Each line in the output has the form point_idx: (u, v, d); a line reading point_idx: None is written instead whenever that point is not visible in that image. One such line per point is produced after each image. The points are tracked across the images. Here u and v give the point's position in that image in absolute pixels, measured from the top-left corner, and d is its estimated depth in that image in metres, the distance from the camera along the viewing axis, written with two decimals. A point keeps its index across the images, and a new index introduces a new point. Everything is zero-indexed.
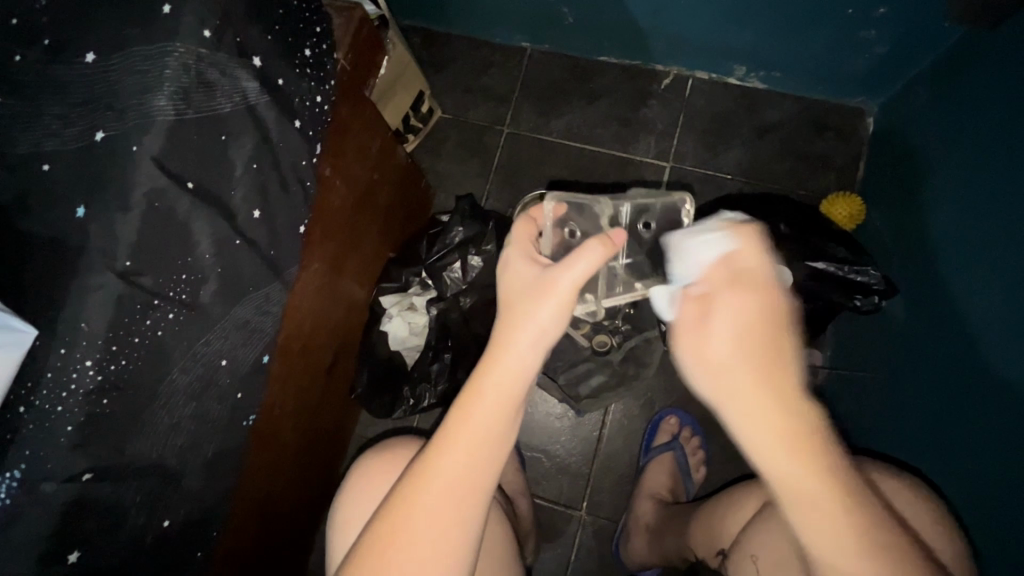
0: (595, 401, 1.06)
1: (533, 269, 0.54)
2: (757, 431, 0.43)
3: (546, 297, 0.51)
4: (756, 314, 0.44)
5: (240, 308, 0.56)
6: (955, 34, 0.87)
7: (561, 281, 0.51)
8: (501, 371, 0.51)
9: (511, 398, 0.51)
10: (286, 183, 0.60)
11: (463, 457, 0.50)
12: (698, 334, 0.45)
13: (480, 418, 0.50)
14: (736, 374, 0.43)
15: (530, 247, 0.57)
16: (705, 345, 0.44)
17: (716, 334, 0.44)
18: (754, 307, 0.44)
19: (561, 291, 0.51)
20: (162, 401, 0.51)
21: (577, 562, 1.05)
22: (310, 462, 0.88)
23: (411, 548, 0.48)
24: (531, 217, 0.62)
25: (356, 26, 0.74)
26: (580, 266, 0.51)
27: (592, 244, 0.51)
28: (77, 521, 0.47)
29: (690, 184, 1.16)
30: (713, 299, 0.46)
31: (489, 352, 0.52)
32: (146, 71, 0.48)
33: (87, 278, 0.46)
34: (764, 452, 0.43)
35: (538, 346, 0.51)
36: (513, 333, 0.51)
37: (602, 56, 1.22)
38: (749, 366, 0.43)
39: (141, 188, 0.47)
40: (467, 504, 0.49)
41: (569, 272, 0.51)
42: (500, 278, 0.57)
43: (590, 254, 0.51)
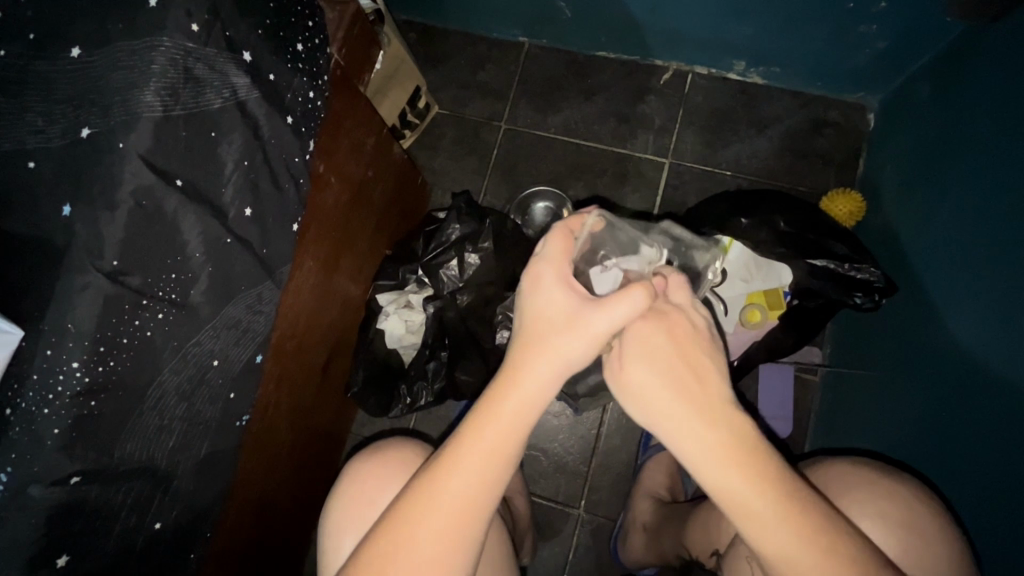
0: (591, 400, 1.06)
1: (566, 294, 0.50)
2: (682, 449, 0.46)
3: (578, 338, 0.48)
4: (662, 342, 0.48)
5: (231, 308, 0.55)
6: (955, 29, 0.87)
7: (597, 324, 0.47)
8: (518, 395, 0.49)
9: (524, 424, 0.49)
10: (278, 181, 0.59)
11: (471, 480, 0.49)
12: (626, 368, 0.49)
13: (491, 442, 0.49)
14: (654, 400, 0.47)
15: (564, 267, 0.51)
16: (633, 376, 0.48)
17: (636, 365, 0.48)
18: (660, 336, 0.48)
19: (595, 334, 0.47)
20: (151, 402, 0.50)
21: (575, 561, 1.05)
22: (306, 462, 0.88)
23: (412, 565, 0.47)
24: (568, 228, 0.54)
25: (349, 20, 0.73)
26: (620, 312, 0.47)
27: (636, 290, 0.47)
28: (65, 525, 0.46)
29: (688, 181, 1.15)
30: (624, 332, 0.50)
31: (504, 375, 0.50)
32: (132, 67, 0.47)
33: (72, 277, 0.45)
34: (696, 467, 0.46)
35: (557, 374, 0.49)
36: (532, 357, 0.49)
37: (600, 52, 1.20)
38: (662, 391, 0.47)
39: (128, 186, 0.46)
40: (471, 522, 0.49)
41: (609, 319, 0.47)
42: (523, 294, 0.52)
43: (635, 305, 0.46)
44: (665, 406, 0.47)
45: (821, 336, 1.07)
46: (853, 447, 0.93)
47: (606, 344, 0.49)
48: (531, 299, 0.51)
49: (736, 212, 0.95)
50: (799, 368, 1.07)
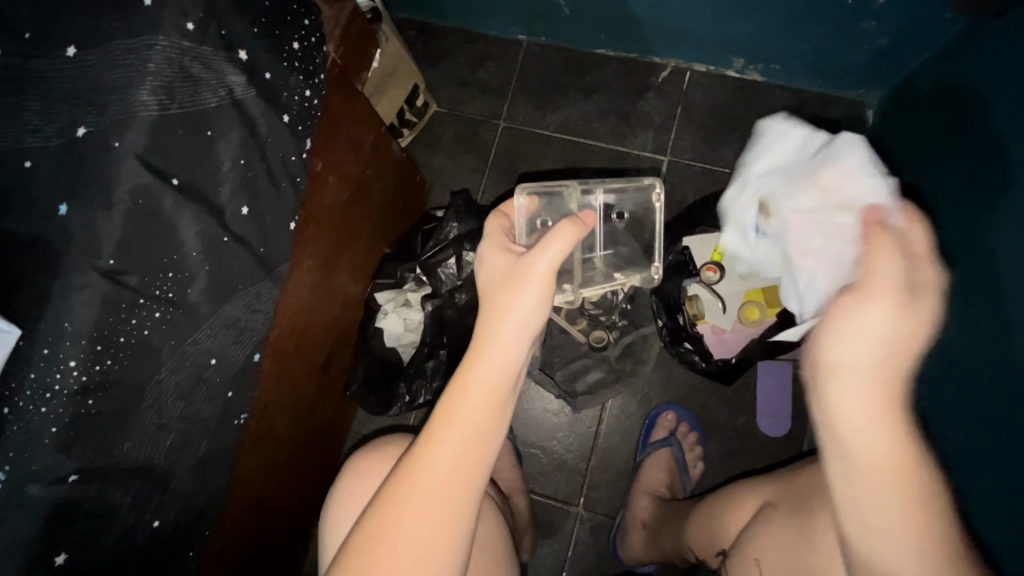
0: (591, 398, 1.06)
1: (507, 256, 0.56)
2: (880, 431, 0.42)
3: (523, 285, 0.52)
4: (908, 318, 0.43)
5: (229, 307, 0.56)
6: (955, 26, 0.86)
7: (536, 266, 0.52)
8: (485, 363, 0.51)
9: (498, 390, 0.51)
10: (275, 179, 0.59)
11: (450, 451, 0.50)
12: (868, 302, 0.43)
13: (466, 411, 0.50)
14: (876, 367, 0.42)
15: (502, 238, 0.59)
16: (868, 313, 0.43)
17: (871, 326, 0.42)
18: (906, 312, 0.43)
19: (537, 276, 0.52)
20: (149, 401, 0.50)
21: (575, 557, 1.05)
22: (305, 460, 0.88)
23: (397, 549, 0.47)
24: (502, 211, 0.63)
25: (347, 17, 0.73)
26: (554, 250, 0.52)
27: (564, 226, 0.52)
28: (64, 524, 0.46)
29: (688, 179, 1.15)
30: (869, 294, 0.44)
31: (474, 345, 0.53)
32: (128, 66, 0.47)
33: (70, 276, 0.45)
34: (880, 448, 0.42)
35: (522, 334, 0.52)
36: (495, 326, 0.52)
37: (599, 49, 1.20)
38: (886, 362, 0.42)
39: (124, 185, 0.46)
40: (454, 503, 0.49)
41: (543, 257, 0.52)
42: (479, 270, 0.58)
43: (562, 237, 0.51)
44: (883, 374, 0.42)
45: None
46: None
47: (552, 282, 0.53)
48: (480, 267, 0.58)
49: None
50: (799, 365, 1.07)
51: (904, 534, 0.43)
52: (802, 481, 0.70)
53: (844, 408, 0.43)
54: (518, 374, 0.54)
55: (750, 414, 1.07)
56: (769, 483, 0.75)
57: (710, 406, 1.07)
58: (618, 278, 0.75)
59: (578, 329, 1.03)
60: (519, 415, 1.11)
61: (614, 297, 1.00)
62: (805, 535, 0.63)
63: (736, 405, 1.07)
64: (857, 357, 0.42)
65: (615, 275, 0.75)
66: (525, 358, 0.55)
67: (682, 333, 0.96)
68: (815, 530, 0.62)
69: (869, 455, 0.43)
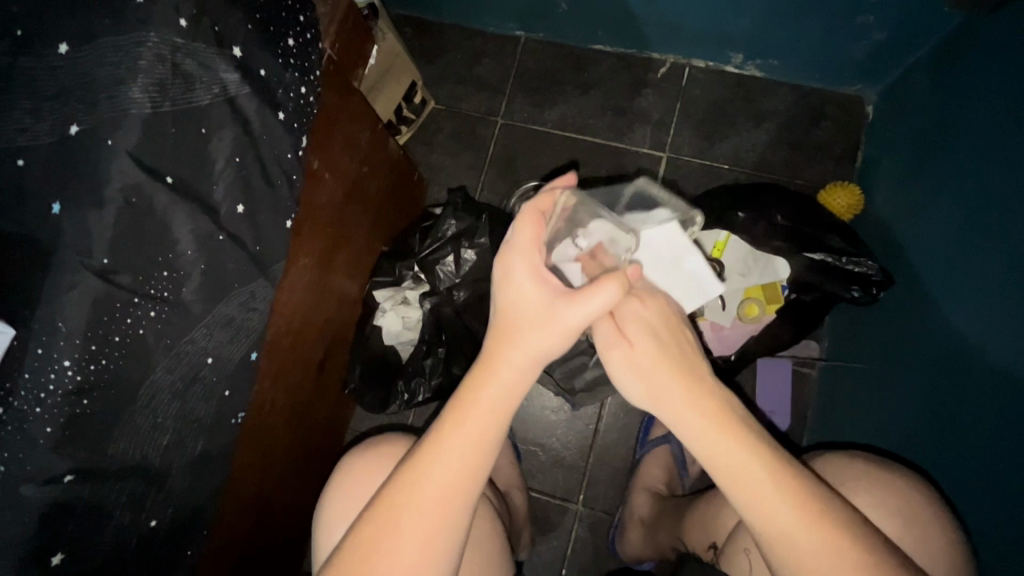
0: (590, 395, 1.05)
1: (540, 290, 0.51)
2: (687, 410, 0.52)
3: (550, 328, 0.51)
4: (651, 321, 0.56)
5: (223, 306, 0.55)
6: (955, 20, 0.86)
7: (572, 316, 0.50)
8: (496, 383, 0.52)
9: (504, 409, 0.52)
10: (270, 177, 0.58)
11: (453, 466, 0.50)
12: (610, 355, 0.56)
13: (473, 428, 0.51)
14: (652, 368, 0.54)
15: (535, 257, 0.52)
16: (615, 364, 0.56)
17: (618, 368, 0.56)
18: (652, 315, 0.56)
19: (569, 325, 0.51)
20: (143, 401, 0.50)
21: (574, 554, 1.05)
22: (303, 458, 0.88)
23: (394, 559, 0.48)
24: (538, 211, 0.53)
25: (342, 14, 0.73)
26: (596, 304, 0.50)
27: (610, 281, 0.50)
28: (59, 524, 0.46)
29: (686, 175, 1.15)
30: (623, 314, 0.56)
31: (483, 363, 0.52)
32: (118, 63, 0.47)
33: (62, 275, 0.45)
34: (693, 427, 0.52)
35: (534, 363, 0.52)
36: (508, 348, 0.52)
37: (596, 45, 1.20)
38: (662, 357, 0.54)
39: (116, 183, 0.46)
40: (455, 511, 0.50)
41: (581, 308, 0.50)
42: (497, 286, 0.54)
43: (606, 296, 0.50)
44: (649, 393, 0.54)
45: (819, 330, 1.07)
46: (849, 443, 0.93)
47: (580, 330, 0.52)
48: (505, 290, 0.53)
49: (736, 205, 0.94)
50: (797, 362, 1.07)
51: (771, 514, 0.49)
52: None
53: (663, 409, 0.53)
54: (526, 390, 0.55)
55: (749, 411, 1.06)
56: None
57: None
58: None
59: None
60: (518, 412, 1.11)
61: None
62: None
63: None
64: (632, 373, 0.55)
65: None
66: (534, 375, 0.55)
67: None
68: None
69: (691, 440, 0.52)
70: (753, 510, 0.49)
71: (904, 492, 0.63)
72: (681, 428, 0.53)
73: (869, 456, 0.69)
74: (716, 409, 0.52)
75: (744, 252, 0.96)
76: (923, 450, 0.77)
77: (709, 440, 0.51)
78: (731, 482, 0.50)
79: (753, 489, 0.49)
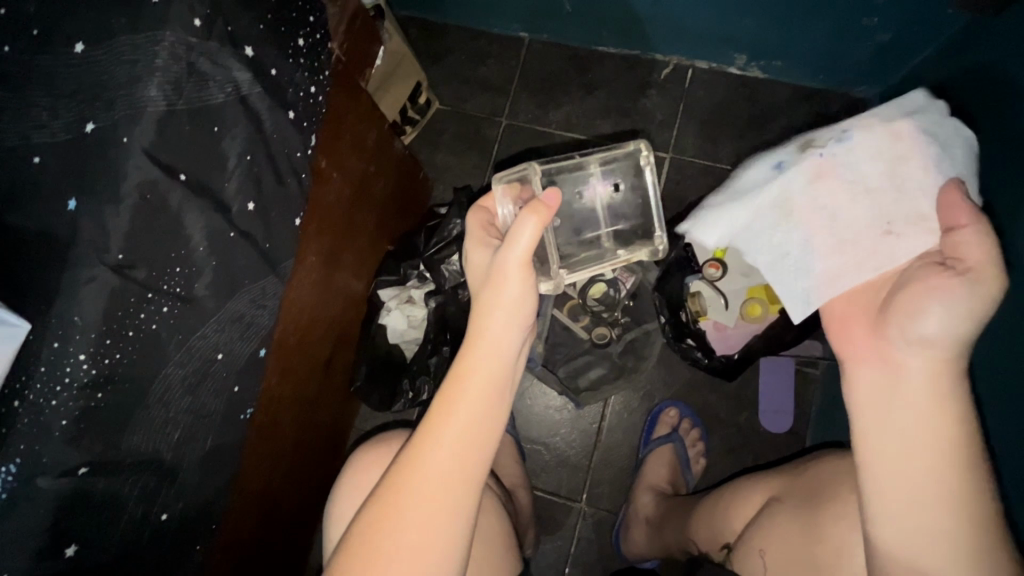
0: (593, 394, 1.08)
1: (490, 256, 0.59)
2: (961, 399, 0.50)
3: (500, 284, 0.54)
4: None
5: (234, 302, 0.56)
6: (958, 22, 0.86)
7: (509, 261, 0.54)
8: (480, 354, 0.54)
9: (493, 381, 0.54)
10: (281, 175, 0.59)
11: (449, 440, 0.51)
12: (969, 281, 0.49)
13: (464, 402, 0.52)
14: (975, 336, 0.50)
15: (484, 235, 0.62)
16: (955, 294, 0.49)
17: (974, 311, 0.48)
18: None
19: (512, 270, 0.54)
20: (156, 396, 0.51)
21: (578, 553, 1.06)
22: (310, 455, 0.88)
23: (397, 538, 0.49)
24: (483, 206, 0.66)
25: (350, 16, 0.73)
26: (523, 241, 0.53)
27: (526, 216, 0.53)
28: (73, 517, 0.47)
29: (690, 176, 1.15)
30: None
31: (467, 339, 0.55)
32: (134, 62, 0.48)
33: (80, 271, 0.45)
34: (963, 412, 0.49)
35: (510, 327, 0.55)
36: (484, 320, 0.55)
37: (600, 46, 1.20)
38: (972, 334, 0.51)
39: (132, 179, 0.47)
40: (454, 491, 0.51)
41: (512, 251, 0.54)
42: (467, 269, 0.63)
43: (526, 229, 0.53)
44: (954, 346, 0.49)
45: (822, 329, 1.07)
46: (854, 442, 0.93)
47: (528, 270, 0.55)
48: (473, 268, 0.62)
49: None
50: (801, 362, 1.07)
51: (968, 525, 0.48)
52: (806, 476, 0.71)
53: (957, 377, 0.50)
54: (515, 362, 0.57)
55: (753, 411, 1.07)
56: (775, 477, 0.76)
57: (710, 402, 1.08)
58: (621, 254, 0.69)
59: (581, 326, 1.06)
60: (522, 411, 1.12)
61: (617, 293, 1.03)
62: (808, 530, 0.64)
63: (738, 401, 1.07)
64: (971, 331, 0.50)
65: (618, 251, 0.70)
66: (520, 347, 0.57)
67: (685, 329, 0.97)
68: (818, 524, 0.64)
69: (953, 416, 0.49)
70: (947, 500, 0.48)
71: None
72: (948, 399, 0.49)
73: None
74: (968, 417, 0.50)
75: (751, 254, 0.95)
76: None
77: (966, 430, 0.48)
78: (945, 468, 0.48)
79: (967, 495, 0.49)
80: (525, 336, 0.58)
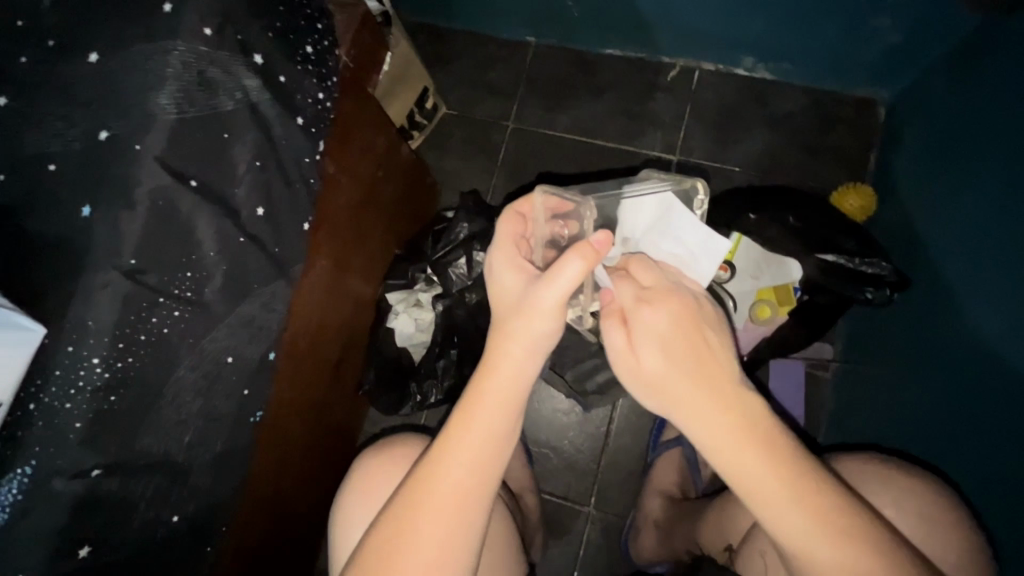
0: (601, 397, 1.05)
1: (520, 279, 0.55)
2: (704, 423, 0.49)
3: (530, 316, 0.52)
4: (663, 324, 0.51)
5: (244, 306, 0.57)
6: (970, 19, 0.85)
7: (546, 298, 0.51)
8: (500, 378, 0.53)
9: (509, 404, 0.53)
10: (289, 180, 0.60)
11: (464, 460, 0.51)
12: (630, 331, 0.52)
13: (480, 422, 0.52)
14: (668, 374, 0.50)
15: (514, 252, 0.57)
16: (626, 340, 0.52)
17: (647, 359, 0.51)
18: (661, 317, 0.51)
19: (547, 307, 0.51)
20: (168, 398, 0.51)
21: (586, 557, 1.05)
22: (320, 458, 0.89)
23: (412, 554, 0.50)
24: (517, 212, 0.60)
25: (358, 23, 0.74)
26: (565, 279, 0.50)
27: (572, 256, 0.50)
28: (86, 518, 0.48)
29: (697, 178, 1.15)
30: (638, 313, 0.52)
31: (484, 362, 0.54)
32: (147, 71, 0.49)
33: (93, 276, 0.46)
34: (714, 438, 0.49)
35: (532, 354, 0.53)
36: (504, 343, 0.53)
37: (607, 49, 1.20)
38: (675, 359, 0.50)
39: (144, 186, 0.48)
40: (471, 509, 0.51)
41: (551, 288, 0.50)
42: (488, 283, 0.58)
43: (571, 269, 0.49)
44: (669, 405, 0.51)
45: (833, 332, 1.06)
46: (866, 446, 0.92)
47: (562, 307, 0.52)
48: (496, 281, 0.57)
49: (746, 207, 0.94)
50: (812, 365, 1.06)
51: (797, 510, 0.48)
52: None
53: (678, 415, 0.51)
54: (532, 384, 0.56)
55: None
56: None
57: None
58: None
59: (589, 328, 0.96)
60: (529, 415, 1.12)
61: None
62: None
63: None
64: (642, 370, 0.51)
65: None
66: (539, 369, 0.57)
67: None
68: None
69: (709, 441, 0.50)
70: (766, 512, 0.49)
71: (921, 491, 0.64)
72: (700, 435, 0.50)
73: (884, 459, 0.69)
74: (733, 416, 0.49)
75: (758, 254, 0.95)
76: (941, 452, 0.76)
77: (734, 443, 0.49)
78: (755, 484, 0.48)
79: (769, 496, 0.48)
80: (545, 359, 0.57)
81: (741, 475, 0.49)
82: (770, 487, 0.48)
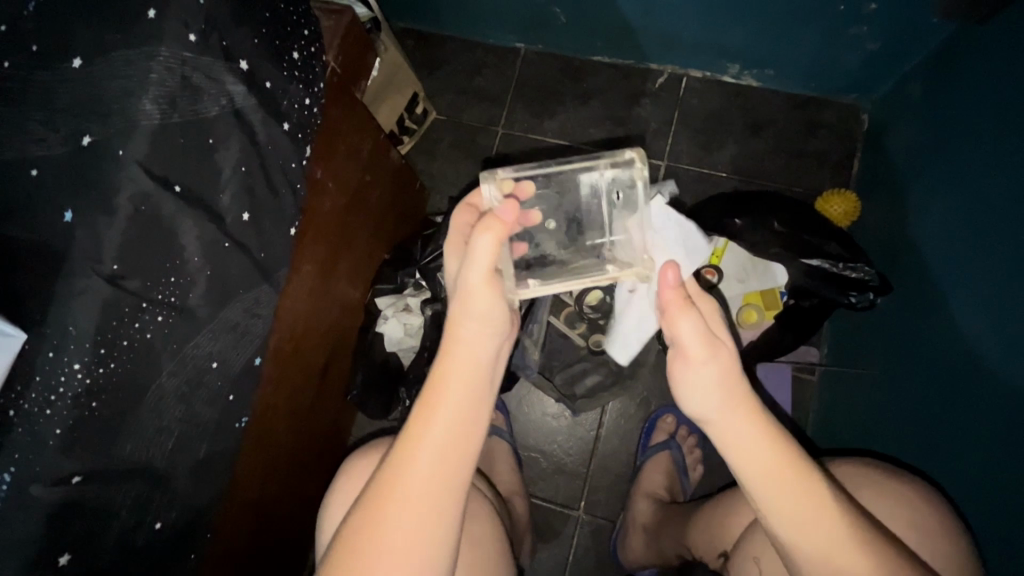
0: (590, 400, 1.06)
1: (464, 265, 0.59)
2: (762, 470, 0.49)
3: (468, 298, 0.54)
4: (717, 375, 0.51)
5: (228, 311, 0.56)
6: (947, 30, 0.87)
7: (471, 279, 0.54)
8: (456, 363, 0.54)
9: (473, 384, 0.53)
10: (275, 186, 0.60)
11: (434, 446, 0.51)
12: (686, 364, 0.53)
13: (444, 408, 0.52)
14: (725, 417, 0.51)
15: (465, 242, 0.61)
16: (693, 369, 0.52)
17: (699, 401, 0.52)
18: (717, 369, 0.51)
19: (476, 283, 0.54)
20: (150, 405, 0.51)
21: (575, 561, 1.05)
22: (307, 463, 0.89)
23: (384, 550, 0.48)
24: (471, 204, 0.64)
25: (345, 30, 0.75)
26: (478, 259, 0.54)
27: (481, 233, 0.53)
28: (67, 525, 0.47)
29: (683, 183, 1.16)
30: (687, 357, 0.53)
31: (443, 347, 0.55)
32: (129, 76, 0.49)
33: (74, 281, 0.46)
34: (766, 483, 0.49)
35: (485, 331, 0.55)
36: (457, 328, 0.55)
37: (595, 56, 1.21)
38: (726, 405, 0.51)
39: (127, 191, 0.48)
40: (441, 500, 0.50)
41: (473, 269, 0.54)
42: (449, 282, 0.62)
43: (483, 237, 0.53)
44: (729, 411, 0.51)
45: (818, 335, 1.07)
46: (850, 447, 0.94)
47: (493, 278, 0.55)
48: (449, 263, 0.62)
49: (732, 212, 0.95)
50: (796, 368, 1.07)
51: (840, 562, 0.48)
52: None
53: (728, 454, 0.51)
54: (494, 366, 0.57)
55: None
56: None
57: None
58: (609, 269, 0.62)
59: (577, 332, 1.06)
60: (519, 419, 1.11)
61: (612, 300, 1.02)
62: None
63: None
64: (699, 404, 0.52)
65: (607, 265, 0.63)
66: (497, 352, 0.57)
67: None
68: None
69: (765, 488, 0.49)
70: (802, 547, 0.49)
71: (906, 494, 0.65)
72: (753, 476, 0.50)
73: (874, 464, 0.70)
74: (794, 462, 0.49)
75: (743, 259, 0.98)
76: (925, 453, 0.77)
77: (773, 468, 0.49)
78: (777, 504, 0.49)
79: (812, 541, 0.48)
80: (502, 341, 0.58)
81: (790, 519, 0.49)
82: (823, 538, 0.48)
